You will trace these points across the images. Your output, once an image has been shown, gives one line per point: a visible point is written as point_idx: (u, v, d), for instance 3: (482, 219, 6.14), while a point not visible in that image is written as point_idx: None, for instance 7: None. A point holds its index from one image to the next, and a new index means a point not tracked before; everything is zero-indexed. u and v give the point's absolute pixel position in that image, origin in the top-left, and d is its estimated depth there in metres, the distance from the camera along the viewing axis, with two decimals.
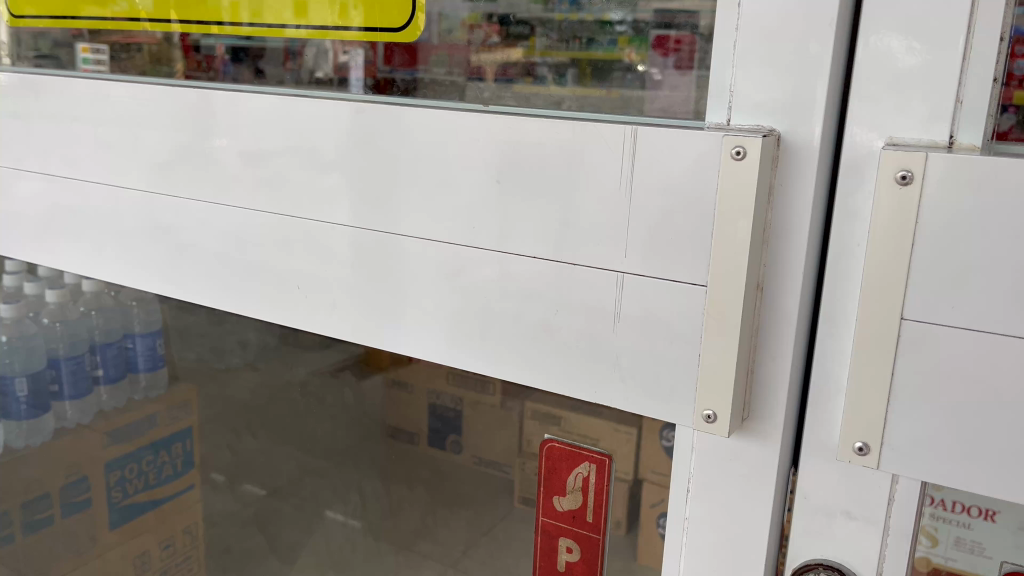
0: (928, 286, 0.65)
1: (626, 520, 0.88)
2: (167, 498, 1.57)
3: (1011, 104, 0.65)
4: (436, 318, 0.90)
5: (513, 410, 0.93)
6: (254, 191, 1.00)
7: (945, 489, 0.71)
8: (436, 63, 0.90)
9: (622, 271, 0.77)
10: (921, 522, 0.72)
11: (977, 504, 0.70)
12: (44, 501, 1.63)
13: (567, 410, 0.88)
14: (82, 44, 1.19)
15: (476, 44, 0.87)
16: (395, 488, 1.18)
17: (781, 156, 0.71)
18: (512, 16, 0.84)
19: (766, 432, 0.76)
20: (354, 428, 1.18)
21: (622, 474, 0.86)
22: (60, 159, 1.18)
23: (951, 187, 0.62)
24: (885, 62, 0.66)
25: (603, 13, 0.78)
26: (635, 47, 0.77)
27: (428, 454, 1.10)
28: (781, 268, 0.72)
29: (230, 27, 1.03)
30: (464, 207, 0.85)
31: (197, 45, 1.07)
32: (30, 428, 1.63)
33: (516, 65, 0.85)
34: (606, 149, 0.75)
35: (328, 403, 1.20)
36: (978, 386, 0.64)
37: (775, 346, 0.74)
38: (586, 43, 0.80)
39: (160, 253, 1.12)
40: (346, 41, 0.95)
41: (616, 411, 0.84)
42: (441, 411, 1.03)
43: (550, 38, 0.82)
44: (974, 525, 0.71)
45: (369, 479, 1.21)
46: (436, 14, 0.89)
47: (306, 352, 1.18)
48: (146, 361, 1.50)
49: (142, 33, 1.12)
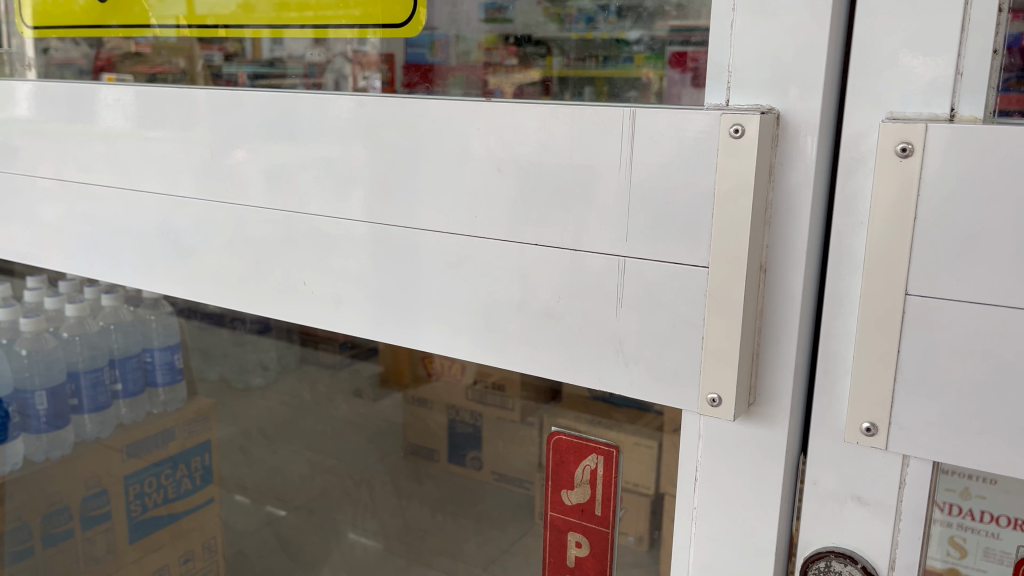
0: (932, 260, 0.64)
1: (649, 535, 0.87)
2: (184, 512, 1.54)
3: (1013, 110, 0.64)
4: (442, 311, 0.90)
5: (534, 427, 0.94)
6: (265, 198, 1.02)
7: (973, 498, 0.71)
8: (453, 84, 0.89)
9: (623, 255, 0.77)
10: (943, 527, 0.72)
11: (1004, 512, 0.70)
12: (64, 513, 1.57)
13: (587, 422, 0.88)
14: (110, 74, 1.18)
15: (493, 65, 0.86)
16: (419, 505, 1.19)
17: (781, 135, 0.70)
18: (529, 36, 0.84)
19: (773, 416, 0.75)
20: (377, 441, 1.19)
21: (643, 488, 0.86)
22: (73, 165, 1.20)
23: (952, 157, 0.62)
24: (883, 35, 0.66)
25: (619, 31, 0.78)
26: (652, 64, 0.77)
27: (447, 472, 1.11)
28: (783, 250, 0.72)
29: (253, 52, 1.03)
30: (468, 199, 0.85)
31: (218, 72, 1.06)
32: (50, 441, 1.58)
33: (533, 85, 0.84)
34: (604, 133, 0.76)
35: (348, 412, 1.23)
36: (987, 362, 0.63)
37: (780, 328, 0.73)
38: (604, 62, 0.80)
39: (170, 256, 1.14)
40: (366, 66, 0.95)
41: (636, 424, 0.85)
42: (460, 428, 1.05)
43: (567, 57, 0.82)
44: (1002, 535, 0.70)
45: (396, 500, 1.21)
46: (454, 37, 0.89)
47: (324, 368, 1.23)
48: (165, 374, 1.55)
49: (165, 63, 1.12)
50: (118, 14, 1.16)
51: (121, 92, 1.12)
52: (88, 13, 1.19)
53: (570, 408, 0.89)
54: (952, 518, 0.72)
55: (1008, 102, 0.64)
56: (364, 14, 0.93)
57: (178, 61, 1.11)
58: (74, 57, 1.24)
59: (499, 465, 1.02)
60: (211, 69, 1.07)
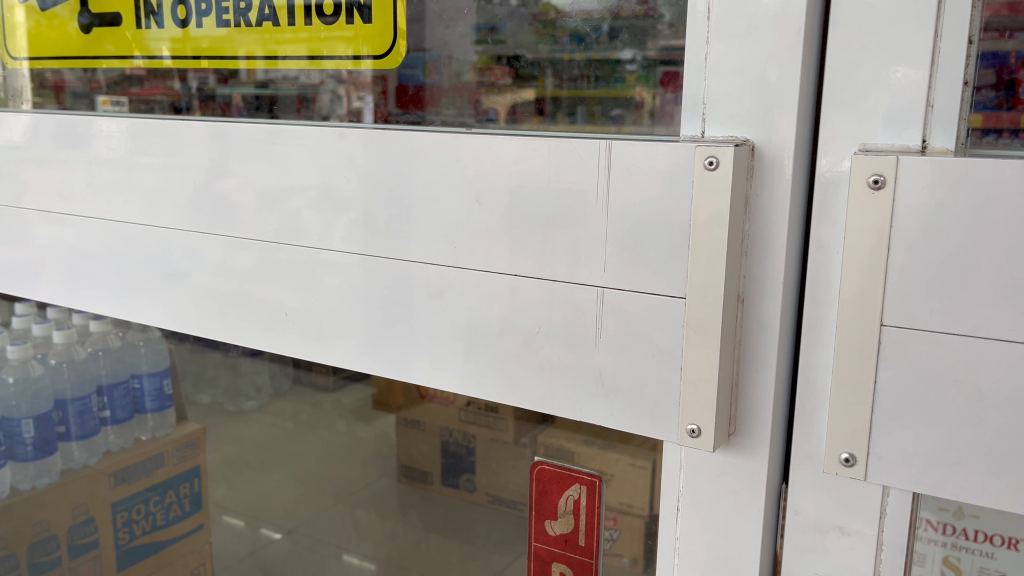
0: (908, 291, 0.64)
1: (643, 557, 0.86)
2: (171, 540, 1.52)
3: (1019, 128, 0.65)
4: (425, 341, 0.91)
5: (527, 447, 0.93)
6: (261, 222, 1.00)
7: (966, 516, 0.69)
8: (447, 105, 0.90)
9: (601, 286, 0.78)
10: (934, 550, 0.71)
11: (998, 532, 0.68)
12: (51, 542, 1.50)
13: (578, 443, 0.88)
14: (101, 96, 1.18)
15: (486, 86, 0.86)
16: (416, 527, 1.17)
17: (755, 167, 0.71)
18: (523, 57, 0.83)
19: (753, 447, 0.75)
20: (374, 462, 1.18)
21: (638, 509, 0.85)
22: (56, 196, 1.21)
23: (924, 188, 0.62)
24: (854, 67, 0.67)
25: (611, 52, 0.78)
26: (644, 84, 0.77)
27: (443, 495, 1.10)
28: (759, 281, 0.73)
29: (247, 73, 1.03)
30: (448, 228, 0.86)
31: (212, 94, 1.07)
32: (36, 468, 1.51)
33: (526, 105, 0.84)
34: (581, 163, 0.77)
35: (345, 434, 1.22)
36: (964, 392, 0.63)
37: (759, 358, 0.74)
38: (596, 82, 0.80)
39: (152, 286, 1.14)
40: (360, 87, 0.95)
41: (629, 444, 0.84)
42: (453, 449, 1.04)
43: (559, 78, 0.82)
44: (997, 555, 0.68)
45: (393, 520, 1.20)
46: (446, 57, 0.89)
47: (321, 390, 1.19)
48: (154, 401, 1.50)
49: (160, 85, 1.12)
50: (114, 38, 1.16)
51: (119, 121, 1.11)
52: (85, 42, 1.19)
53: (561, 428, 0.89)
54: (945, 537, 0.70)
55: (995, 121, 0.65)
56: (357, 37, 0.94)
57: (170, 83, 1.11)
58: (69, 82, 1.22)
59: (494, 487, 1.01)
60: (206, 91, 1.08)
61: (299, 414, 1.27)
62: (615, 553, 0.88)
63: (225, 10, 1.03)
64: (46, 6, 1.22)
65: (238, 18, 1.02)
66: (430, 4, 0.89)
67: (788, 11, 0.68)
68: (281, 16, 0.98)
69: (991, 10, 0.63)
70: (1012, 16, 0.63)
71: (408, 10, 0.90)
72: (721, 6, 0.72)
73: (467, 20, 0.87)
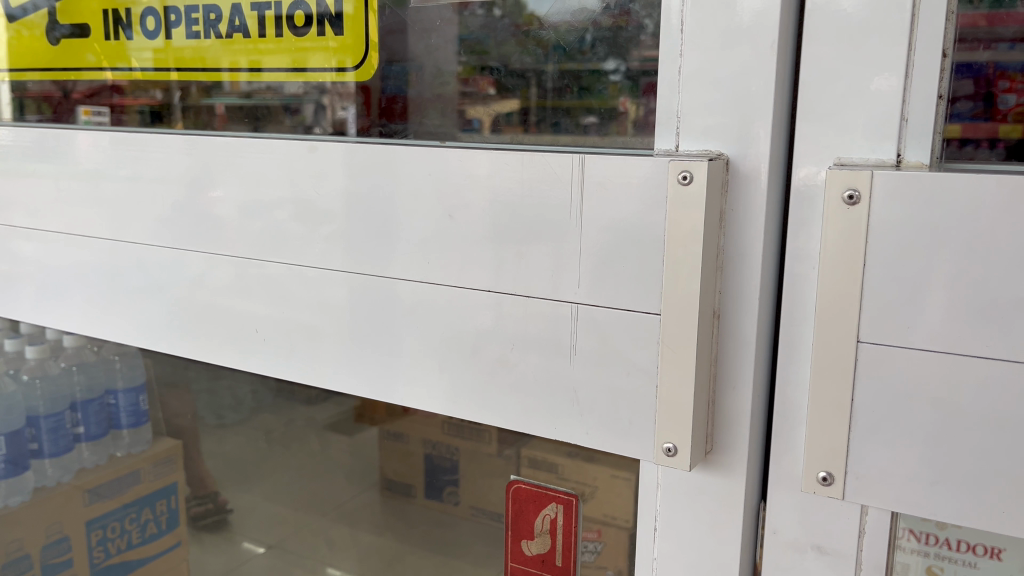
0: (884, 309, 0.63)
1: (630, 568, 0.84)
2: (146, 559, 1.49)
3: (999, 138, 0.64)
4: (401, 358, 0.89)
5: (510, 459, 0.90)
6: (234, 235, 0.99)
7: (948, 526, 0.68)
8: (425, 114, 0.88)
9: (576, 302, 0.77)
10: (918, 561, 0.69)
11: (981, 542, 0.67)
12: (23, 561, 1.46)
13: (562, 456, 0.86)
14: (82, 107, 1.16)
15: (468, 96, 0.85)
16: (396, 544, 1.16)
17: (730, 182, 0.70)
18: (504, 66, 0.82)
19: (730, 465, 0.74)
20: (353, 477, 1.16)
21: (621, 521, 0.83)
22: (25, 210, 1.18)
23: (897, 204, 0.61)
24: (829, 81, 0.66)
25: (592, 63, 0.77)
26: (628, 94, 0.76)
27: (426, 508, 1.08)
28: (736, 296, 0.72)
29: (229, 84, 1.01)
30: (423, 243, 0.85)
31: (195, 104, 1.05)
32: (9, 486, 1.45)
33: (511, 117, 0.83)
34: (557, 177, 0.75)
35: (321, 451, 1.19)
36: (940, 410, 0.63)
37: (737, 375, 0.73)
38: (576, 92, 0.78)
39: (125, 300, 1.11)
40: (344, 97, 0.93)
41: (611, 456, 0.81)
42: (433, 463, 1.02)
43: (540, 89, 0.80)
44: (980, 565, 0.67)
45: (371, 535, 1.18)
46: (423, 69, 0.88)
47: (298, 403, 1.16)
48: (129, 417, 1.43)
49: (140, 95, 1.10)
50: (91, 47, 1.13)
51: (93, 135, 1.09)
52: (60, 53, 1.17)
53: (544, 440, 0.86)
54: (927, 548, 0.69)
55: (973, 130, 0.65)
56: (334, 48, 0.92)
57: (151, 92, 1.09)
58: (47, 92, 1.20)
59: (477, 500, 0.99)
60: (188, 101, 1.06)
61: (272, 430, 1.24)
62: (598, 565, 0.86)
63: (196, 22, 1.02)
64: (25, 15, 1.20)
65: (209, 29, 1.01)
66: (406, 14, 0.88)
67: (762, 23, 0.68)
68: (253, 26, 0.97)
69: (968, 21, 0.63)
70: (989, 26, 0.62)
71: (382, 22, 0.89)
72: (694, 18, 0.71)
73: (444, 31, 0.86)
